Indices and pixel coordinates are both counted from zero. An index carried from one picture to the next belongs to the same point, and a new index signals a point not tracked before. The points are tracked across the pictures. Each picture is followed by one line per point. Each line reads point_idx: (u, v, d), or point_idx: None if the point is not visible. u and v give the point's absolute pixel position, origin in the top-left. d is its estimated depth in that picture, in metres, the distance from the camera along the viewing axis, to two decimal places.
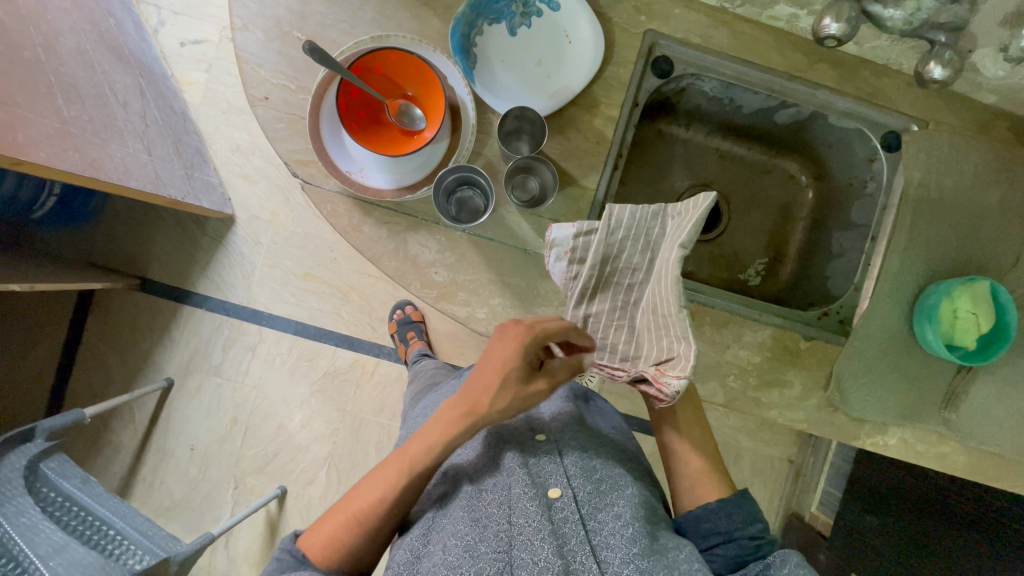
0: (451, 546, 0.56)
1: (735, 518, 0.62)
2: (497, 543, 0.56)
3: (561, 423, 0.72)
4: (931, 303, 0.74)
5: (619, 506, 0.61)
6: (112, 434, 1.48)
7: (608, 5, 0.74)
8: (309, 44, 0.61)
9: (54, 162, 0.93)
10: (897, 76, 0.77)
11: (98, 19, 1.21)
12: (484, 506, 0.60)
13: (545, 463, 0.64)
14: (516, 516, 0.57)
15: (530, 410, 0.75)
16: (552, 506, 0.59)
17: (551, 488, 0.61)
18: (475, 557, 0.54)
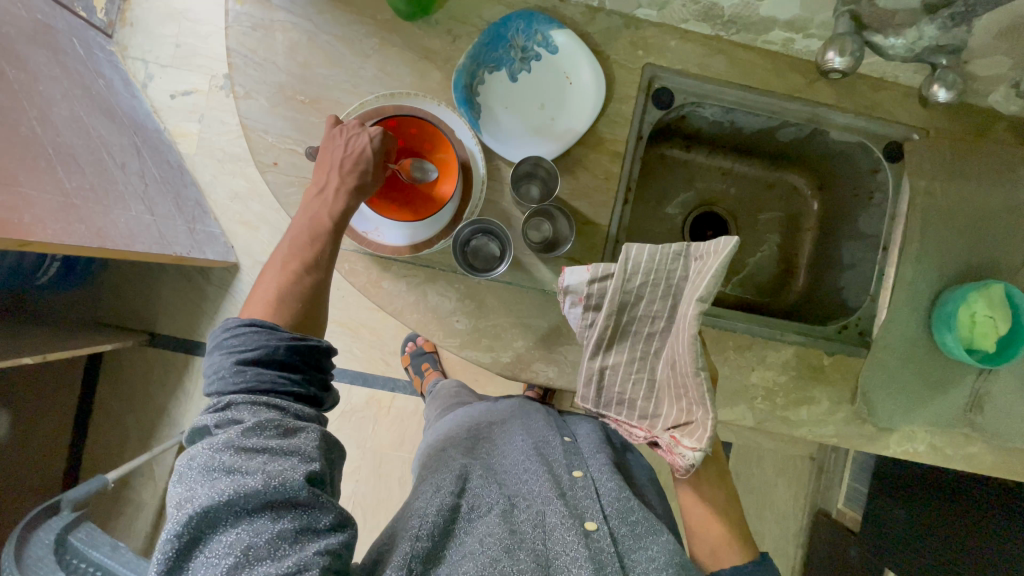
0: (487, 543, 0.57)
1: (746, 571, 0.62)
2: (536, 556, 0.57)
3: (598, 463, 0.73)
4: (948, 310, 0.75)
5: (654, 549, 0.61)
6: (133, 493, 1.47)
7: (604, 43, 0.75)
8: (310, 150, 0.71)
9: (63, 237, 0.92)
10: (894, 87, 0.78)
11: (89, 82, 1.21)
12: (520, 520, 0.61)
13: (582, 497, 0.65)
14: (553, 542, 0.59)
15: (569, 445, 0.75)
16: (590, 536, 0.60)
17: (589, 521, 0.62)
18: (514, 558, 0.55)
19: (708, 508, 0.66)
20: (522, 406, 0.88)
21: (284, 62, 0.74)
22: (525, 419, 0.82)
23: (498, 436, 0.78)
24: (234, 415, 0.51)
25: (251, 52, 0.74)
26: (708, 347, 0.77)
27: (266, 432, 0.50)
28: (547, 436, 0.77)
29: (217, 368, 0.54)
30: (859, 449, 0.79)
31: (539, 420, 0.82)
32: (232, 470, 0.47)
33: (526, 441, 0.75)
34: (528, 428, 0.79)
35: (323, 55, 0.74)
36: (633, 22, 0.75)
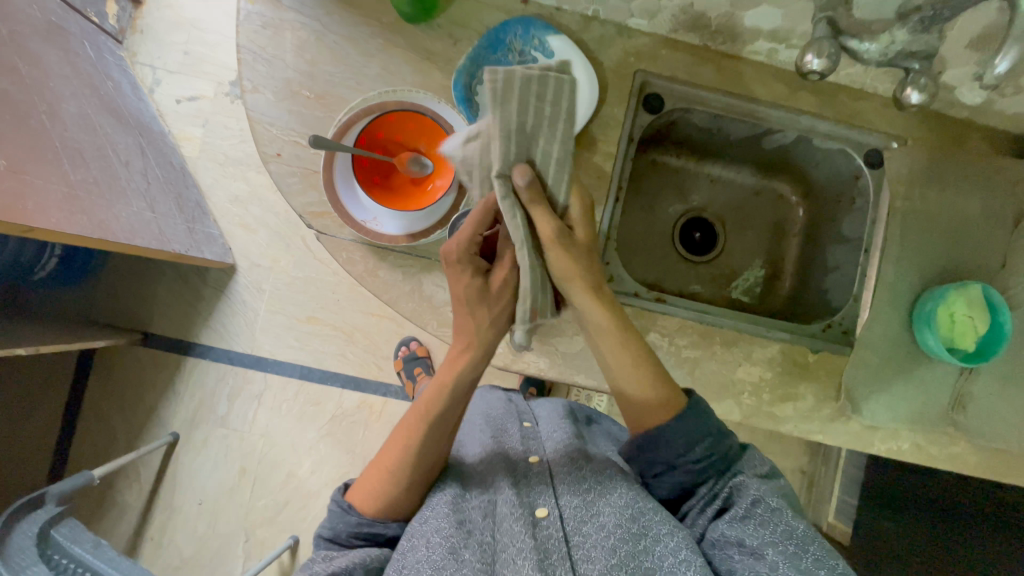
0: (433, 544, 0.62)
1: (675, 443, 0.65)
2: (483, 556, 0.63)
3: (556, 445, 0.80)
4: (928, 310, 0.77)
5: (604, 516, 0.66)
6: (118, 494, 1.46)
7: (598, 49, 0.79)
8: (314, 138, 0.64)
9: (66, 226, 0.93)
10: (873, 98, 0.82)
11: (98, 83, 1.24)
12: (470, 515, 0.67)
13: (537, 485, 0.72)
14: (501, 535, 0.65)
15: (530, 433, 0.83)
16: (539, 524, 0.66)
17: (539, 508, 0.68)
18: (460, 560, 0.61)
19: (609, 359, 0.68)
20: (501, 401, 0.96)
21: (291, 59, 0.77)
22: (497, 411, 0.91)
23: (472, 429, 0.87)
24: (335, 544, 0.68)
25: (260, 48, 0.77)
26: (696, 341, 0.79)
27: (333, 557, 0.65)
28: (511, 431, 0.84)
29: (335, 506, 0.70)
30: (843, 447, 0.81)
31: (508, 413, 0.90)
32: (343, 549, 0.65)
33: (492, 433, 0.84)
34: (495, 417, 0.88)
35: (330, 53, 0.78)
36: (626, 31, 0.80)
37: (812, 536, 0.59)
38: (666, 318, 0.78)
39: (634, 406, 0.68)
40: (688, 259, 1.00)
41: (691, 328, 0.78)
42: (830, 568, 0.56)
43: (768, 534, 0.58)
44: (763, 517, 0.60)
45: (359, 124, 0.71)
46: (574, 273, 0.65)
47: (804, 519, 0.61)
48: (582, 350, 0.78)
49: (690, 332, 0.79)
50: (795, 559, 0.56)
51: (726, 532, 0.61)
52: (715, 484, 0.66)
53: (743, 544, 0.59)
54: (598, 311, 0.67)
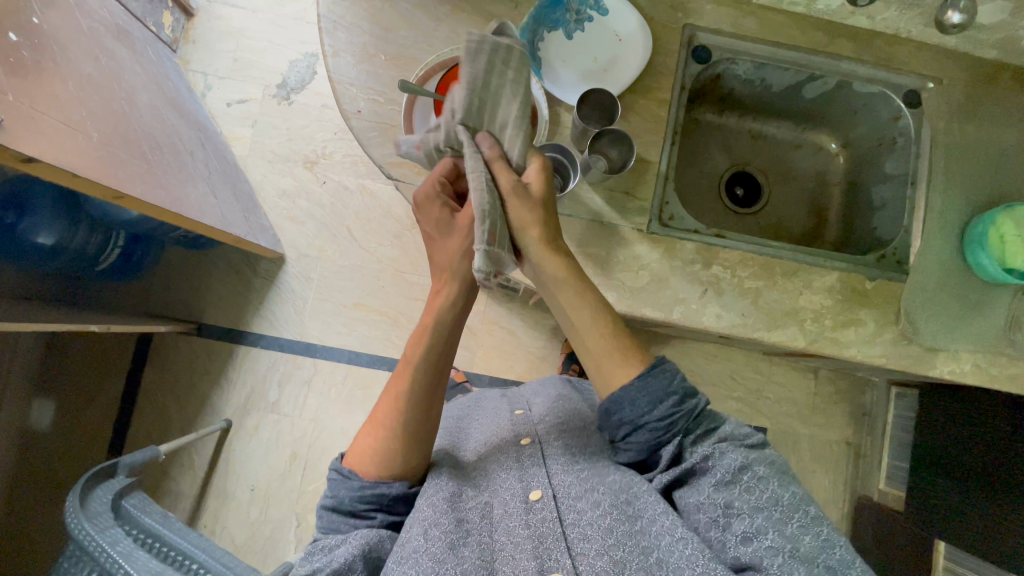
0: (430, 537, 0.58)
1: (641, 403, 0.60)
2: (480, 550, 0.58)
3: (547, 429, 0.76)
4: (980, 232, 0.80)
5: (601, 492, 0.61)
6: (173, 482, 1.48)
7: (649, 7, 0.85)
8: (402, 81, 0.70)
9: (148, 197, 0.99)
10: (906, 42, 0.87)
11: (161, 82, 1.33)
12: (465, 509, 0.64)
13: (530, 467, 0.68)
14: (498, 532, 0.61)
15: (525, 420, 0.80)
16: (533, 506, 0.62)
17: (533, 491, 0.64)
18: (459, 555, 0.57)
19: (564, 311, 0.68)
20: (494, 400, 0.94)
21: (368, 25, 0.84)
22: (485, 411, 0.89)
23: (465, 430, 0.84)
24: (333, 519, 0.66)
25: (340, 17, 0.84)
26: (757, 273, 0.82)
27: (334, 546, 0.61)
28: (502, 422, 0.82)
29: (336, 490, 0.67)
30: (907, 372, 0.83)
31: (500, 407, 0.89)
32: (328, 549, 0.61)
33: (483, 432, 0.81)
34: (485, 419, 0.86)
35: (402, 19, 0.84)
36: None
37: (800, 503, 0.54)
38: (726, 251, 0.82)
39: (592, 360, 0.66)
40: (735, 212, 1.06)
41: (751, 260, 0.82)
42: (818, 534, 0.51)
43: (755, 499, 0.53)
44: (749, 483, 0.54)
45: (435, 78, 0.80)
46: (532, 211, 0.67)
47: (792, 482, 0.56)
48: (649, 285, 0.81)
49: (750, 264, 0.82)
50: (781, 524, 0.51)
51: (711, 495, 0.55)
52: (689, 452, 0.59)
53: (730, 506, 0.53)
54: (552, 262, 0.68)
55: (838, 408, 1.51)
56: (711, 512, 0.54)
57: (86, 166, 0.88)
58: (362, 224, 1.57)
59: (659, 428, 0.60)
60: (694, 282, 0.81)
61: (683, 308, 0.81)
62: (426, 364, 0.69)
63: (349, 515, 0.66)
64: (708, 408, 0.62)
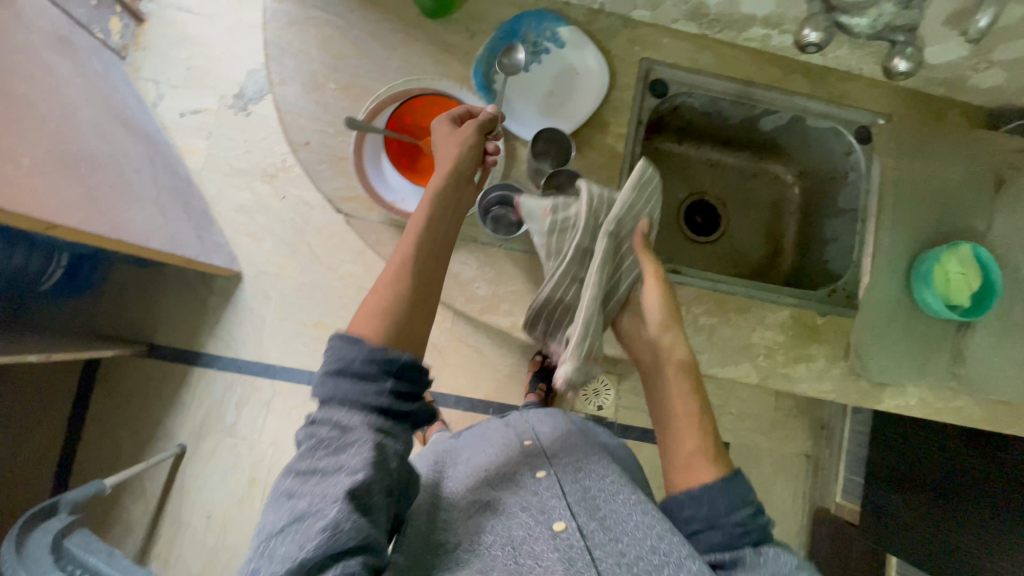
0: None
1: (718, 505, 0.58)
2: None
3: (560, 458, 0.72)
4: (926, 269, 0.82)
5: (625, 542, 0.58)
6: (124, 510, 1.42)
7: (606, 40, 0.84)
8: (348, 119, 0.69)
9: (86, 226, 0.94)
10: (858, 79, 0.89)
11: (107, 94, 1.27)
12: (489, 547, 0.59)
13: (548, 499, 0.64)
14: (523, 559, 0.57)
15: (533, 447, 0.76)
16: (558, 537, 0.59)
17: (556, 521, 0.60)
18: None
19: (671, 407, 0.65)
20: (494, 428, 0.89)
21: (316, 53, 0.81)
22: (489, 438, 0.84)
23: (470, 461, 0.78)
24: (314, 423, 0.55)
25: (287, 44, 0.81)
26: (712, 309, 0.82)
27: (323, 458, 0.52)
28: (512, 450, 0.76)
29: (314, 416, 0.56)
30: (857, 406, 0.85)
31: (504, 435, 0.83)
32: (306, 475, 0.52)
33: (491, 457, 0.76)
34: (489, 446, 0.81)
35: (353, 47, 0.81)
36: (629, 22, 0.85)
37: None
38: (682, 288, 0.82)
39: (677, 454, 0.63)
40: (694, 240, 1.06)
41: (706, 296, 0.83)
42: None
43: None
44: None
45: (387, 110, 0.76)
46: (670, 311, 0.70)
47: None
48: None
49: (705, 300, 0.83)
50: None
51: None
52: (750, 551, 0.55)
53: None
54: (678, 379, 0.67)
55: (797, 422, 1.55)
56: None
57: (13, 194, 0.82)
58: (323, 240, 1.53)
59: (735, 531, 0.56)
60: None
61: None
62: (426, 246, 0.64)
63: (331, 417, 0.54)
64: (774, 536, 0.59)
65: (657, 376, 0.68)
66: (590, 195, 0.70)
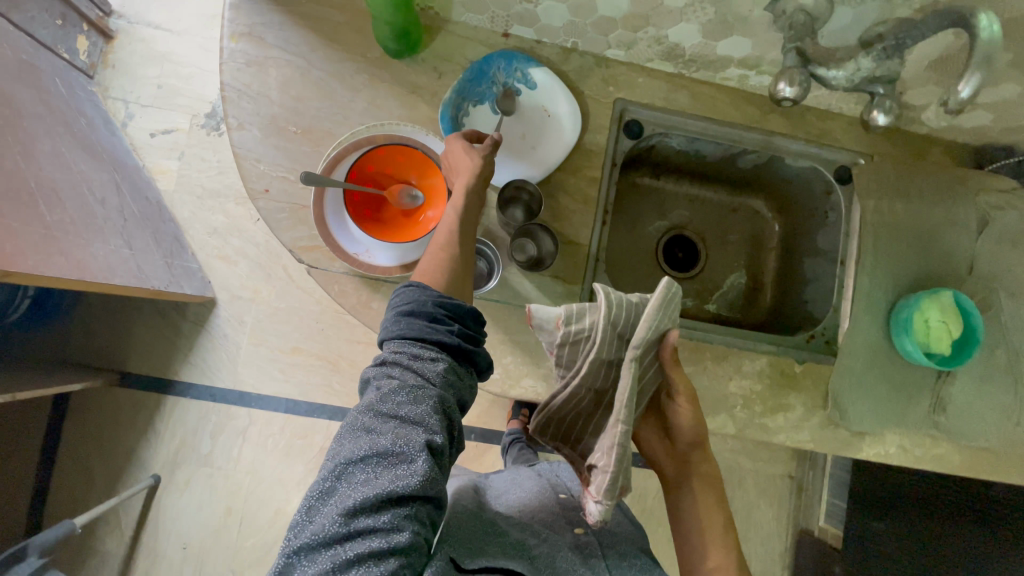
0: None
1: None
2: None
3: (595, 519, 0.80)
4: (905, 316, 0.81)
5: None
6: (96, 543, 1.39)
7: (579, 80, 0.81)
8: (306, 174, 0.65)
9: (41, 269, 0.91)
10: (837, 118, 0.87)
11: (71, 120, 1.22)
12: (535, 556, 0.66)
13: (589, 555, 0.72)
14: None
15: (569, 502, 0.83)
16: None
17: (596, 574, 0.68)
18: None
19: (699, 514, 0.72)
20: (524, 471, 0.95)
21: (276, 95, 0.78)
22: (522, 480, 0.90)
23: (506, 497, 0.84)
24: (387, 368, 0.58)
25: (245, 86, 0.77)
26: (688, 357, 0.81)
27: (396, 411, 0.55)
28: (551, 499, 0.83)
29: (377, 374, 0.58)
30: (836, 454, 0.84)
31: (538, 483, 0.89)
32: (371, 429, 0.54)
33: (529, 501, 0.82)
34: (526, 489, 0.86)
35: (315, 89, 0.78)
36: (603, 61, 0.82)
37: None
38: None
39: (707, 564, 0.69)
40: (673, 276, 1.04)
41: (682, 345, 0.81)
42: None
43: None
44: None
45: (350, 157, 0.72)
46: (699, 430, 0.72)
47: None
48: None
49: (681, 349, 0.81)
50: None
51: None
52: None
53: None
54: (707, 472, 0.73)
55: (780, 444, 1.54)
56: None
57: None
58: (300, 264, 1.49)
59: None
60: None
61: None
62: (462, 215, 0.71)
63: (408, 370, 0.57)
64: None
65: (683, 475, 0.74)
66: (610, 303, 0.59)
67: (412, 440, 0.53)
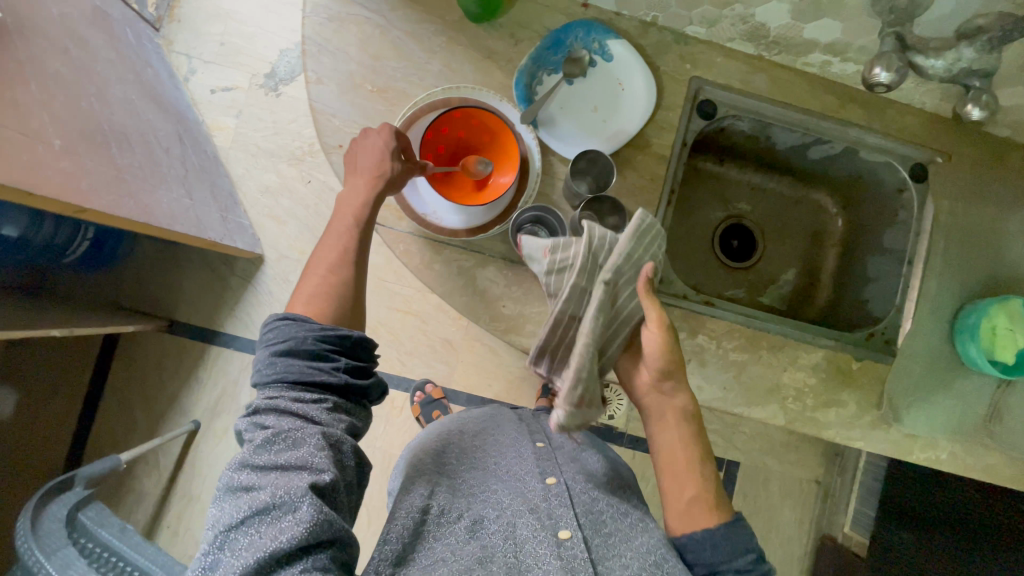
0: (458, 553, 0.58)
1: (721, 549, 0.61)
2: (509, 565, 0.57)
3: (573, 471, 0.73)
4: (971, 322, 0.78)
5: (628, 555, 0.60)
6: (136, 480, 1.45)
7: (656, 56, 0.80)
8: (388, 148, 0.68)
9: (113, 209, 0.94)
10: (918, 113, 0.84)
11: (139, 69, 1.25)
12: (489, 535, 0.61)
13: (556, 504, 0.65)
14: (524, 555, 0.59)
15: (545, 451, 0.77)
16: (563, 545, 0.59)
17: (561, 529, 0.61)
18: (487, 568, 0.56)
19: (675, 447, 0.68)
20: (511, 420, 0.90)
21: (355, 52, 0.78)
22: (502, 431, 0.84)
23: (477, 449, 0.78)
24: (261, 420, 0.57)
25: (325, 41, 0.78)
26: (743, 345, 0.80)
27: (277, 458, 0.54)
28: (527, 452, 0.77)
29: (254, 429, 0.57)
30: (884, 454, 0.83)
31: (518, 434, 0.83)
32: (250, 487, 0.52)
33: (502, 456, 0.77)
34: (502, 440, 0.81)
35: (393, 48, 0.79)
36: (682, 38, 0.81)
37: None
38: (714, 320, 0.80)
39: (686, 492, 0.66)
40: (726, 265, 1.03)
41: (738, 332, 0.80)
42: None
43: None
44: None
45: (425, 119, 0.75)
46: (672, 359, 0.68)
47: None
48: None
49: (737, 336, 0.80)
50: None
51: None
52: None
53: None
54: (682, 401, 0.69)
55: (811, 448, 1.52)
56: None
57: (44, 177, 0.82)
58: None
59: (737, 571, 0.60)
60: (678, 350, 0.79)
61: None
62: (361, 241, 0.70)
63: (284, 416, 0.57)
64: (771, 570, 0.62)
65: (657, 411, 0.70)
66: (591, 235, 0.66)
67: (293, 485, 0.51)
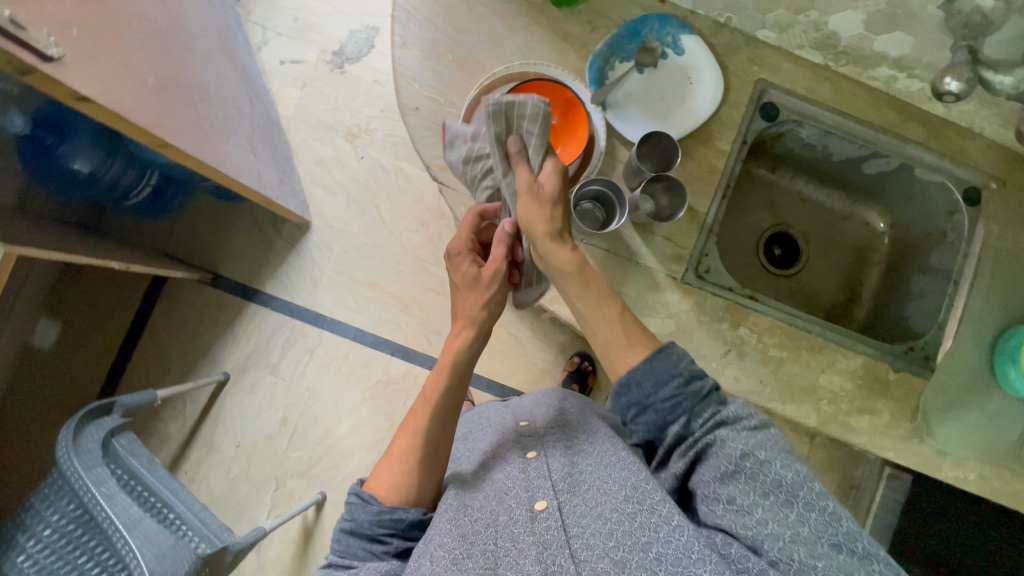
0: (440, 555, 0.56)
1: (646, 387, 0.62)
2: (486, 559, 0.55)
3: (554, 437, 0.70)
4: (1014, 343, 0.79)
5: (602, 501, 0.57)
6: (161, 423, 1.50)
7: (726, 55, 0.83)
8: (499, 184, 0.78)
9: (190, 150, 0.99)
10: (978, 138, 0.85)
11: (221, 30, 1.32)
12: (470, 524, 0.60)
13: (533, 478, 0.63)
14: (503, 539, 0.57)
15: (525, 425, 0.75)
16: (538, 518, 0.57)
17: (538, 501, 0.59)
18: (462, 569, 0.54)
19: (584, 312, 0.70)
20: (499, 408, 0.88)
21: (440, 22, 0.83)
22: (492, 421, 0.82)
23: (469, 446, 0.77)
24: (347, 538, 0.66)
25: (414, 9, 0.83)
26: (783, 343, 0.81)
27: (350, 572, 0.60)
28: (508, 433, 0.75)
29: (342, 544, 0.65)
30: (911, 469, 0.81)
31: (504, 418, 0.81)
32: None
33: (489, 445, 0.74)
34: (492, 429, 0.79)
35: (476, 22, 0.83)
36: (753, 41, 0.84)
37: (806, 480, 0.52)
38: (757, 315, 0.82)
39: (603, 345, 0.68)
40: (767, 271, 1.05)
41: (779, 329, 0.81)
42: (823, 511, 0.49)
43: (759, 489, 0.51)
44: (756, 470, 0.52)
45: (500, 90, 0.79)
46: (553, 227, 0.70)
47: (797, 462, 0.54)
48: (674, 333, 0.80)
49: (777, 332, 0.81)
50: (784, 509, 0.50)
51: (721, 492, 0.53)
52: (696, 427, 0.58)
53: (745, 509, 0.50)
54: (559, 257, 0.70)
55: (827, 475, 1.41)
56: (719, 512, 0.52)
57: (138, 109, 0.87)
58: (392, 205, 1.56)
59: (664, 407, 0.60)
60: (720, 339, 0.81)
61: (702, 363, 0.80)
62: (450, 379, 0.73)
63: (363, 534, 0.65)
64: (716, 392, 0.61)
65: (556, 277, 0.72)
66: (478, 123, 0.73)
67: None
